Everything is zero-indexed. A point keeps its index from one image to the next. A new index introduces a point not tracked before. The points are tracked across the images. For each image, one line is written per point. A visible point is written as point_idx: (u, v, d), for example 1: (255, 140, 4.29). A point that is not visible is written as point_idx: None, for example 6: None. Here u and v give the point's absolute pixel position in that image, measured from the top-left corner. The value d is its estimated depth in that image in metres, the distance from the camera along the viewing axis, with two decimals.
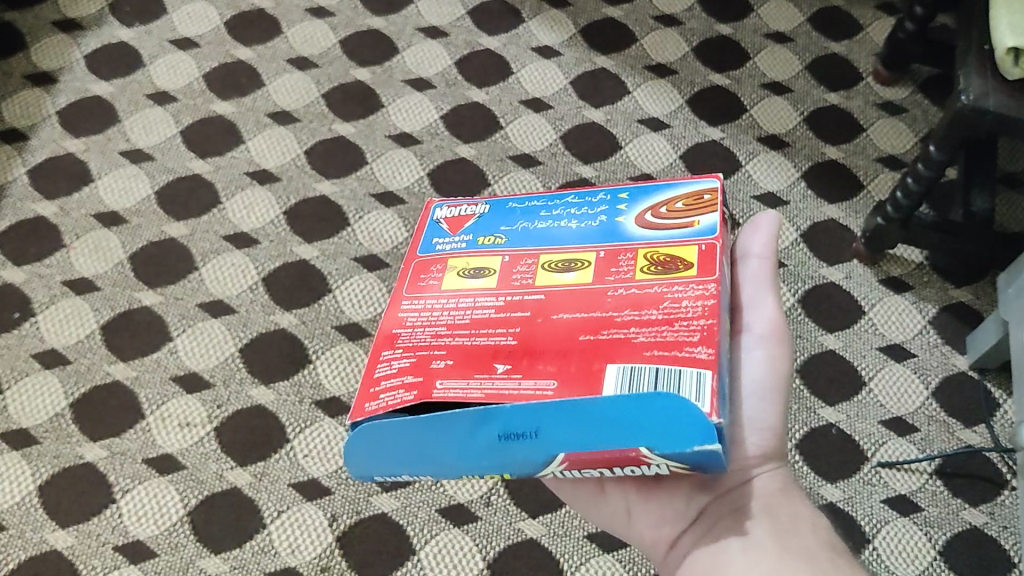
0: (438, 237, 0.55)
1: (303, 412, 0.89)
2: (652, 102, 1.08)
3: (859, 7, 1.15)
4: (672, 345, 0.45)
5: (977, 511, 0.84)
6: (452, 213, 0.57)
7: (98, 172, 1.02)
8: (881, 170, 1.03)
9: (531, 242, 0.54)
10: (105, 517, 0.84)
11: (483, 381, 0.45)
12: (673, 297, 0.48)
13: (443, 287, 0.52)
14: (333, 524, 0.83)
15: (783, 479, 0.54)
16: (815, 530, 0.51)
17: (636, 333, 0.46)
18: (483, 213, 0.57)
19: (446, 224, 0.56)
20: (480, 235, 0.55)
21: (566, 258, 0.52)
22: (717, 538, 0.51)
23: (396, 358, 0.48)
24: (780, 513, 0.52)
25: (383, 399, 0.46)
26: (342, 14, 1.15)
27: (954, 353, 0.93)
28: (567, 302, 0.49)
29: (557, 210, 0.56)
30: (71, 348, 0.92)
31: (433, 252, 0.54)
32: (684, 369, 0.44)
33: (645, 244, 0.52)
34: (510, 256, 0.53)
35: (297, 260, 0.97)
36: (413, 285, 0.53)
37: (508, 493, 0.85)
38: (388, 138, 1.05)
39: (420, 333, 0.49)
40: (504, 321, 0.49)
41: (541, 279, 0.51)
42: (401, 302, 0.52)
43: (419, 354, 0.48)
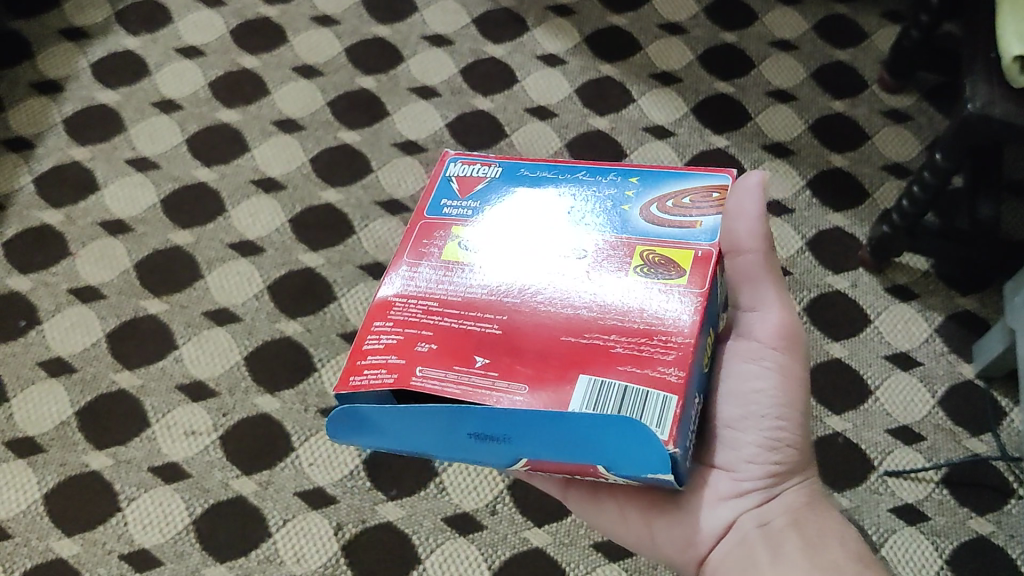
0: (447, 199, 0.55)
1: (308, 420, 0.89)
2: (657, 109, 1.08)
3: (864, 16, 1.15)
4: (646, 363, 0.46)
5: (984, 520, 0.84)
6: (465, 171, 0.57)
7: (104, 180, 1.03)
8: (886, 178, 1.03)
9: (531, 219, 0.54)
10: (111, 526, 0.84)
11: (460, 376, 0.47)
12: (659, 306, 0.48)
13: (442, 256, 0.53)
14: (338, 533, 0.83)
15: (807, 493, 0.55)
16: (843, 539, 0.52)
17: (616, 342, 0.47)
18: (495, 177, 0.56)
19: (457, 185, 0.56)
20: (485, 204, 0.55)
21: (564, 243, 0.52)
22: (747, 558, 0.52)
23: (385, 332, 0.50)
24: (809, 525, 0.53)
25: (365, 375, 0.48)
26: (347, 23, 1.15)
27: (961, 362, 0.92)
28: (555, 293, 0.50)
29: (566, 185, 0.55)
30: (76, 356, 0.92)
31: (438, 215, 0.55)
32: (652, 392, 0.45)
33: (642, 240, 0.51)
34: (510, 232, 0.53)
35: (302, 268, 0.97)
36: (414, 251, 0.53)
37: (514, 503, 0.85)
38: (393, 146, 1.05)
39: (413, 310, 0.50)
40: (493, 309, 0.50)
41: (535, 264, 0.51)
42: (399, 267, 0.53)
43: (406, 334, 0.49)
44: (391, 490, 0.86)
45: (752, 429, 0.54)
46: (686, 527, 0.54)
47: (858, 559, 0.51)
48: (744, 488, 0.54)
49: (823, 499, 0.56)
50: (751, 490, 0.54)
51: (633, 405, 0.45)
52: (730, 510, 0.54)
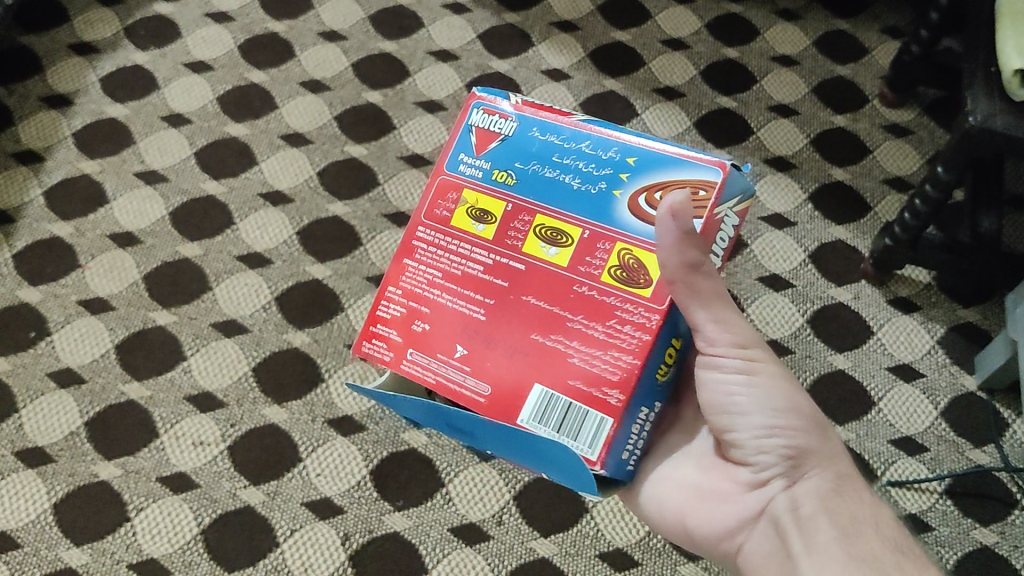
0: (464, 155, 0.57)
1: (315, 430, 0.89)
2: (660, 124, 1.09)
3: (865, 31, 1.16)
4: (594, 380, 0.52)
5: (988, 531, 0.85)
6: (485, 122, 0.57)
7: (114, 194, 1.03)
8: (888, 192, 1.04)
9: (531, 193, 0.55)
10: (120, 535, 0.85)
11: (439, 367, 0.55)
12: (622, 315, 0.52)
13: (451, 224, 0.56)
14: (345, 543, 0.84)
15: (835, 478, 0.54)
16: (880, 525, 0.51)
17: (574, 351, 0.52)
18: (510, 134, 0.56)
19: (475, 137, 0.57)
20: (496, 167, 0.56)
21: (556, 225, 0.54)
22: (780, 544, 0.53)
23: (394, 299, 0.57)
24: (841, 511, 0.52)
25: (374, 342, 0.57)
26: (353, 38, 1.15)
27: (963, 373, 0.93)
28: (539, 285, 0.53)
29: (570, 153, 0.55)
30: (86, 367, 0.93)
31: (456, 175, 0.57)
32: (591, 412, 0.51)
33: (625, 236, 0.52)
34: (513, 206, 0.55)
35: (309, 280, 0.98)
36: (430, 211, 0.57)
37: (520, 513, 0.86)
38: (400, 159, 1.06)
39: (420, 279, 0.56)
40: (480, 297, 0.54)
41: (528, 247, 0.54)
42: (416, 228, 0.57)
43: (410, 307, 0.56)
44: (398, 500, 0.86)
45: (744, 426, 0.55)
46: (719, 517, 0.57)
47: (893, 545, 0.50)
48: (764, 478, 0.55)
49: (859, 483, 0.54)
50: (770, 479, 0.55)
51: (572, 421, 0.52)
52: (757, 498, 0.56)
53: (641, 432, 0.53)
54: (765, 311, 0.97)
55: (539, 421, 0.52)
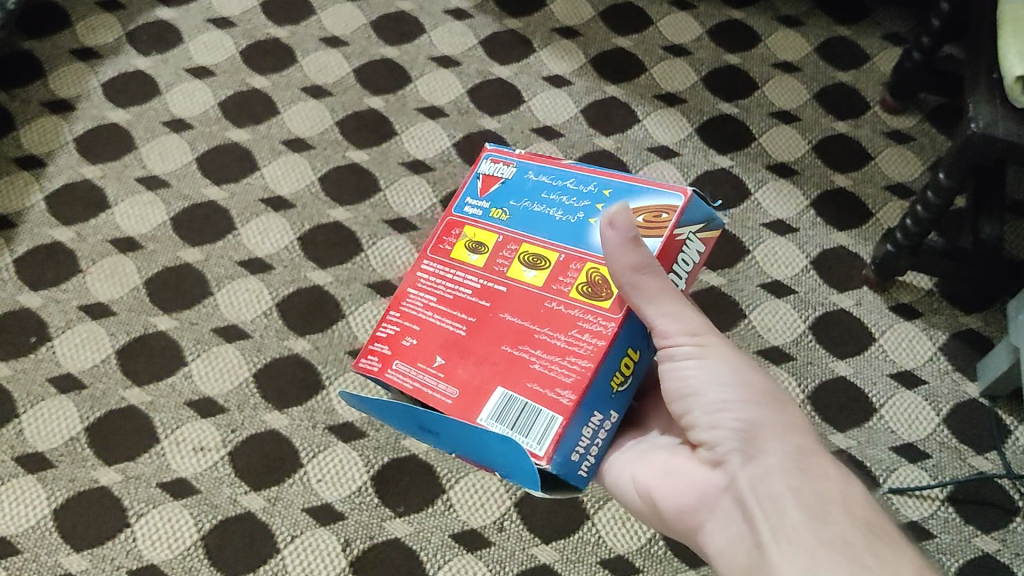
0: (470, 198, 0.64)
1: (316, 436, 0.89)
2: (662, 130, 1.09)
3: (867, 37, 1.16)
4: (549, 383, 0.54)
5: (989, 538, 0.85)
6: (491, 171, 0.65)
7: (115, 199, 1.03)
8: (889, 198, 1.04)
9: (521, 225, 0.60)
10: (120, 541, 0.84)
11: (418, 374, 0.58)
12: (582, 325, 0.55)
13: (451, 254, 0.62)
14: (346, 549, 0.84)
15: (800, 454, 0.50)
16: (851, 506, 0.48)
17: (535, 358, 0.55)
18: (511, 178, 0.63)
19: (481, 183, 0.64)
20: (494, 207, 0.62)
21: (536, 251, 0.59)
22: (744, 523, 0.50)
23: (393, 320, 0.61)
24: (809, 491, 0.49)
25: (367, 358, 0.60)
26: (355, 44, 1.16)
27: (965, 380, 0.93)
28: (515, 302, 0.58)
29: (557, 191, 0.61)
30: (87, 372, 0.93)
31: (461, 214, 0.63)
32: (543, 411, 0.53)
33: (594, 256, 0.57)
34: (504, 237, 0.60)
35: (311, 286, 0.98)
36: (436, 246, 0.63)
37: (522, 520, 0.85)
38: (401, 165, 1.06)
39: (417, 303, 0.61)
40: (462, 314, 0.59)
41: (513, 271, 0.59)
42: (421, 261, 0.63)
43: (404, 325, 0.60)
44: (399, 506, 0.86)
45: (700, 408, 0.54)
46: (681, 498, 0.54)
47: (866, 528, 0.47)
48: (721, 455, 0.52)
49: (827, 461, 0.51)
50: (727, 456, 0.52)
51: (526, 420, 0.54)
52: (717, 478, 0.52)
53: (593, 438, 0.55)
54: (766, 317, 0.96)
55: (496, 419, 0.54)
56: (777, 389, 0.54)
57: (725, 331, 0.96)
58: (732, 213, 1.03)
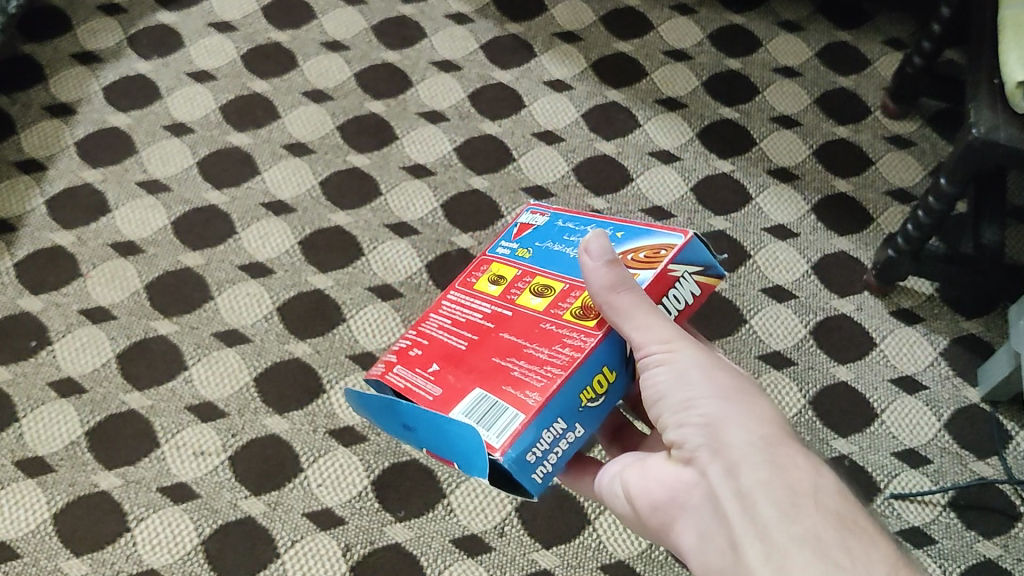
0: (505, 241, 0.66)
1: (317, 441, 0.89)
2: (663, 135, 1.09)
3: (867, 43, 1.16)
4: (521, 386, 0.53)
5: (992, 544, 0.85)
6: (529, 219, 0.67)
7: (115, 203, 1.03)
8: (890, 203, 1.04)
9: (540, 261, 0.62)
10: (120, 546, 0.84)
11: (410, 376, 0.58)
12: (568, 341, 0.55)
13: (474, 286, 0.63)
14: (346, 554, 0.84)
15: (767, 448, 0.50)
16: (820, 498, 0.47)
17: (516, 367, 0.55)
18: (543, 226, 0.66)
19: (517, 228, 0.67)
20: (522, 247, 0.64)
21: (547, 282, 0.60)
22: (717, 523, 0.49)
23: (407, 337, 0.62)
24: (777, 485, 0.48)
25: (376, 366, 0.61)
26: (356, 48, 1.16)
27: (965, 386, 0.93)
28: (514, 323, 0.58)
29: (579, 234, 0.63)
30: (87, 376, 0.92)
31: (493, 253, 0.65)
32: (509, 408, 0.52)
33: None
34: (522, 271, 0.62)
35: (312, 290, 0.98)
36: (464, 280, 0.65)
37: (522, 525, 0.86)
38: (402, 169, 1.07)
39: (433, 324, 0.62)
40: (466, 331, 0.59)
41: (521, 297, 0.60)
42: (448, 291, 0.65)
43: (415, 339, 0.61)
44: (399, 511, 0.86)
45: (670, 411, 0.53)
46: (656, 498, 0.53)
47: (837, 521, 0.46)
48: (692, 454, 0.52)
49: (796, 451, 0.50)
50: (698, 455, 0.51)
51: (492, 416, 0.52)
52: (689, 476, 0.52)
53: (556, 446, 0.52)
54: (767, 322, 0.96)
55: (465, 413, 0.53)
56: (745, 384, 0.54)
57: (726, 336, 0.95)
58: (733, 217, 1.03)
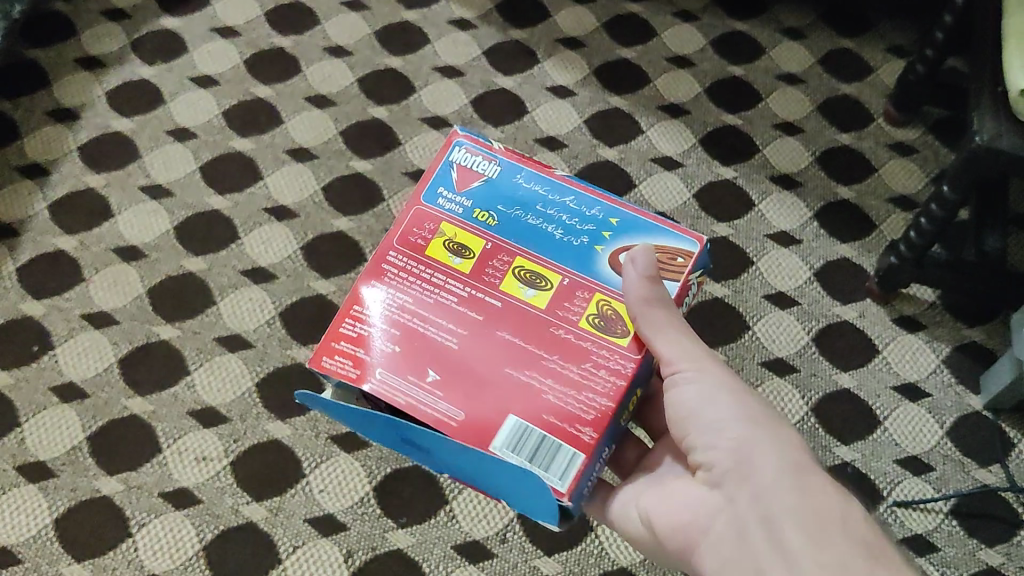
0: (444, 189, 0.63)
1: (319, 446, 0.89)
2: (665, 141, 1.09)
3: (870, 51, 1.17)
4: (568, 418, 0.55)
5: (994, 552, 0.85)
6: (466, 162, 0.63)
7: (118, 208, 1.03)
8: (893, 211, 1.04)
9: (514, 235, 0.61)
10: (122, 551, 0.84)
11: (411, 389, 0.57)
12: (597, 360, 0.57)
13: (427, 251, 0.60)
14: (348, 560, 0.84)
15: (796, 474, 0.51)
16: (850, 527, 0.48)
17: (548, 388, 0.56)
18: (494, 177, 0.63)
19: (456, 175, 0.63)
20: (477, 206, 0.62)
21: (536, 269, 0.60)
22: (742, 545, 0.50)
23: (361, 318, 0.59)
24: (807, 511, 0.49)
25: (333, 359, 0.58)
26: (359, 54, 1.16)
27: (968, 393, 0.93)
28: (513, 321, 0.58)
29: (553, 206, 0.62)
30: (89, 381, 0.92)
31: (434, 205, 0.62)
32: (564, 446, 0.55)
33: (604, 288, 0.59)
34: (492, 244, 0.60)
35: (315, 295, 0.98)
36: (405, 237, 0.61)
37: (524, 531, 0.86)
38: (405, 175, 1.07)
39: (389, 301, 0.59)
40: (456, 323, 0.58)
41: (505, 284, 0.59)
42: (388, 250, 0.61)
43: (380, 330, 0.58)
44: (401, 517, 0.86)
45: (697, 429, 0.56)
46: (679, 521, 0.55)
47: (865, 550, 0.47)
48: (719, 475, 0.53)
49: (825, 479, 0.51)
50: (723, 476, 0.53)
51: (545, 453, 0.55)
52: (715, 498, 0.53)
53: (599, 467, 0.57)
54: (770, 329, 0.96)
55: (513, 450, 0.55)
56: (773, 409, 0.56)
57: (730, 342, 0.96)
58: (735, 224, 1.03)
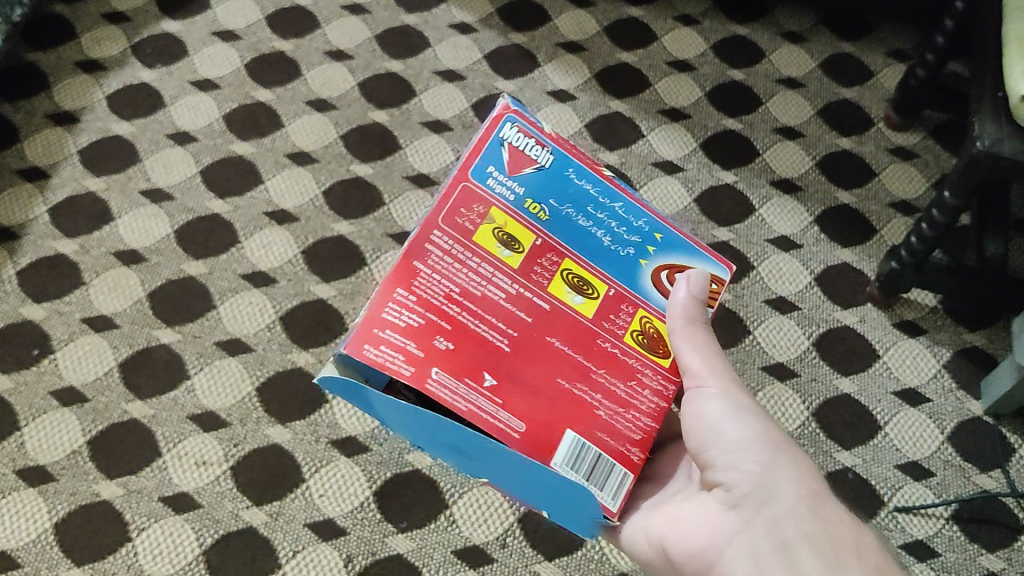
0: (494, 169, 0.59)
1: (319, 451, 0.89)
2: (666, 145, 1.09)
3: (870, 55, 1.17)
4: (620, 437, 0.57)
5: (995, 557, 0.85)
6: (518, 142, 0.59)
7: (118, 212, 1.03)
8: (893, 215, 1.04)
9: (563, 233, 0.59)
10: (121, 556, 0.83)
11: (469, 394, 0.55)
12: (643, 379, 0.58)
13: (476, 238, 0.57)
14: (348, 565, 0.84)
15: (813, 500, 0.53)
16: (863, 553, 0.49)
17: (599, 403, 0.57)
18: (546, 166, 0.60)
19: (507, 155, 0.59)
20: (527, 196, 0.59)
21: (584, 274, 0.58)
22: (754, 563, 0.51)
23: (408, 305, 0.55)
24: (822, 536, 0.50)
25: (381, 349, 0.54)
26: (360, 57, 1.16)
27: (969, 398, 0.93)
28: (561, 327, 0.57)
29: (602, 208, 0.60)
30: (89, 385, 0.92)
31: (483, 187, 0.58)
32: (617, 467, 0.57)
33: (647, 305, 0.59)
34: (541, 240, 0.58)
35: (315, 299, 0.98)
36: (451, 219, 0.57)
37: (525, 536, 0.86)
38: (405, 179, 1.07)
39: (438, 290, 0.56)
40: (505, 323, 0.56)
41: (553, 286, 0.58)
42: (433, 231, 0.57)
43: (430, 322, 0.55)
44: (401, 522, 0.86)
45: (717, 449, 0.57)
46: (693, 537, 0.56)
47: None
48: (736, 495, 0.55)
49: (839, 507, 0.53)
50: (741, 497, 0.54)
51: (600, 473, 0.57)
52: (730, 517, 0.54)
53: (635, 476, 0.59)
54: (771, 333, 0.96)
55: (571, 467, 0.56)
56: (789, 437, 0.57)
57: (730, 346, 0.95)
58: (736, 228, 1.03)
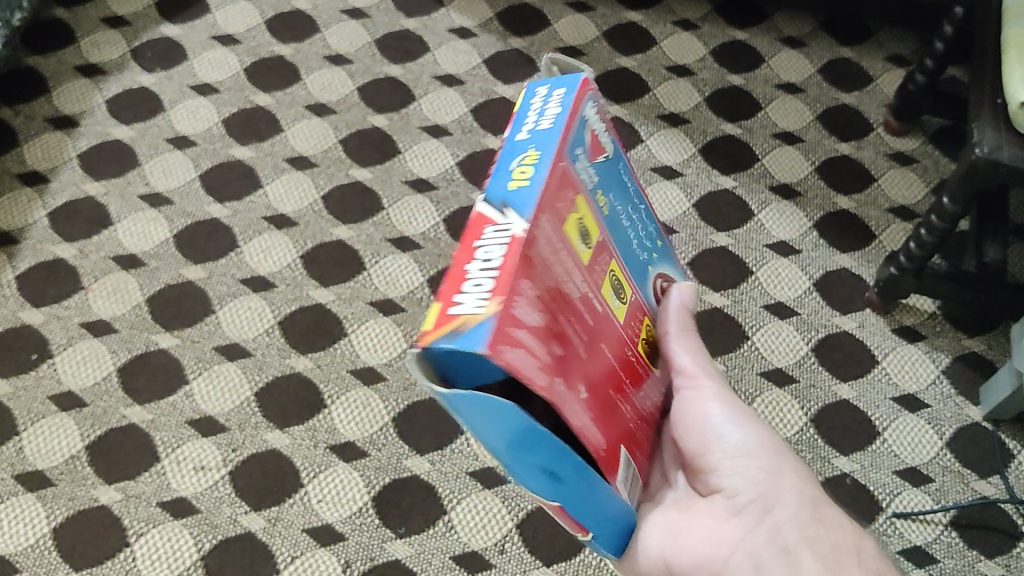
0: (583, 145, 0.45)
1: (317, 456, 0.89)
2: (665, 151, 1.09)
3: (870, 60, 1.17)
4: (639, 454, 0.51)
5: (993, 564, 0.85)
6: (597, 119, 0.47)
7: (117, 216, 1.03)
8: (892, 220, 1.04)
9: (617, 235, 0.48)
10: (119, 561, 0.83)
11: (582, 421, 0.42)
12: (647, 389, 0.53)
13: (572, 224, 0.43)
14: (346, 571, 0.84)
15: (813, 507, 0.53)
16: (863, 556, 0.49)
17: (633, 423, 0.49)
18: (609, 154, 0.48)
19: (591, 130, 0.46)
20: (601, 186, 0.47)
21: (627, 282, 0.49)
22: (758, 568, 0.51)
23: (529, 301, 0.39)
24: (821, 540, 0.50)
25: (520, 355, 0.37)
26: (359, 62, 1.16)
27: (968, 404, 0.93)
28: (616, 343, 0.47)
29: (632, 212, 0.51)
30: (87, 390, 0.92)
31: (579, 161, 0.44)
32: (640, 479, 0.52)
33: (654, 315, 0.54)
34: (608, 240, 0.47)
35: (314, 304, 0.98)
36: (557, 194, 0.41)
37: (523, 542, 0.86)
38: (405, 184, 1.07)
39: (550, 285, 0.40)
40: (591, 338, 0.44)
41: (613, 295, 0.47)
42: (547, 204, 0.41)
43: (545, 326, 0.39)
44: (400, 527, 0.86)
45: (721, 454, 0.56)
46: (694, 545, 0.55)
47: None
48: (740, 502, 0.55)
49: (839, 514, 0.53)
50: (745, 503, 0.55)
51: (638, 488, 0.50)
52: (733, 523, 0.54)
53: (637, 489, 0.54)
54: (769, 338, 0.96)
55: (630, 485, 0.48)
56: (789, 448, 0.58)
57: (729, 351, 0.95)
58: (735, 234, 1.03)
